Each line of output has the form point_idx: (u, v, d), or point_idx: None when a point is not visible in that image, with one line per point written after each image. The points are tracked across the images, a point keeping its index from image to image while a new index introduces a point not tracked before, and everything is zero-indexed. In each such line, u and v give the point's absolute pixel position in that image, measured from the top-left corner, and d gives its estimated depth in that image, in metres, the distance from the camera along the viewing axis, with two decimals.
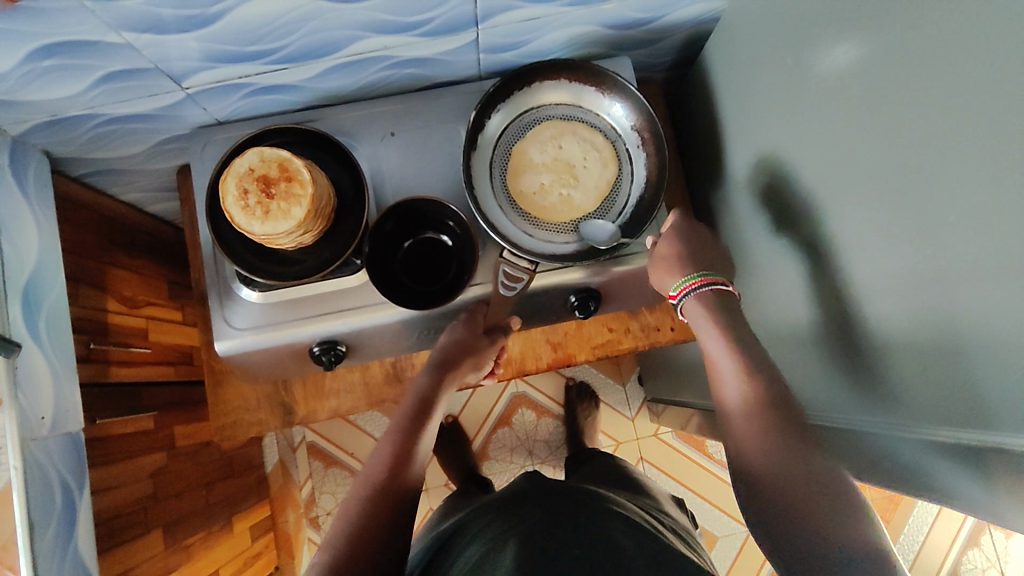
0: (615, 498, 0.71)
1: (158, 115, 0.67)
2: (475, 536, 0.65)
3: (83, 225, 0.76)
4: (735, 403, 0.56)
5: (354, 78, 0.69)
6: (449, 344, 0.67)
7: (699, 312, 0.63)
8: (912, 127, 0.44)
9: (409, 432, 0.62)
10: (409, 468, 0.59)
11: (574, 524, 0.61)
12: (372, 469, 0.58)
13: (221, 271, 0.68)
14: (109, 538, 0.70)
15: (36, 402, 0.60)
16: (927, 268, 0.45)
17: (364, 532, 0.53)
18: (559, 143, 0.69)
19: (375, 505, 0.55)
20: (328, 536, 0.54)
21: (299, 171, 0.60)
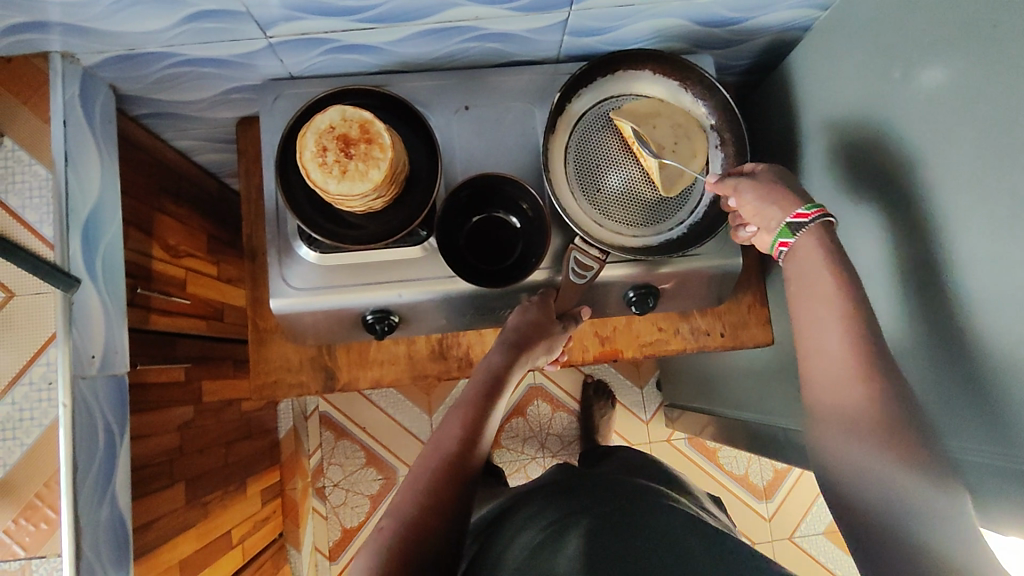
0: (667, 494, 0.68)
1: (233, 62, 0.65)
2: (528, 523, 0.62)
3: (137, 167, 0.74)
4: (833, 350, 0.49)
5: (434, 47, 0.68)
6: (527, 323, 0.65)
7: (814, 250, 0.54)
8: (1013, 157, 0.44)
9: (480, 409, 0.59)
10: (477, 446, 0.57)
11: (637, 517, 0.58)
12: (442, 442, 0.56)
13: (282, 228, 0.67)
14: (139, 487, 0.69)
15: (88, 340, 0.59)
16: (1013, 299, 0.45)
17: (432, 508, 0.51)
18: (653, 123, 0.64)
19: (443, 482, 0.53)
20: (394, 505, 0.52)
21: (380, 134, 0.59)
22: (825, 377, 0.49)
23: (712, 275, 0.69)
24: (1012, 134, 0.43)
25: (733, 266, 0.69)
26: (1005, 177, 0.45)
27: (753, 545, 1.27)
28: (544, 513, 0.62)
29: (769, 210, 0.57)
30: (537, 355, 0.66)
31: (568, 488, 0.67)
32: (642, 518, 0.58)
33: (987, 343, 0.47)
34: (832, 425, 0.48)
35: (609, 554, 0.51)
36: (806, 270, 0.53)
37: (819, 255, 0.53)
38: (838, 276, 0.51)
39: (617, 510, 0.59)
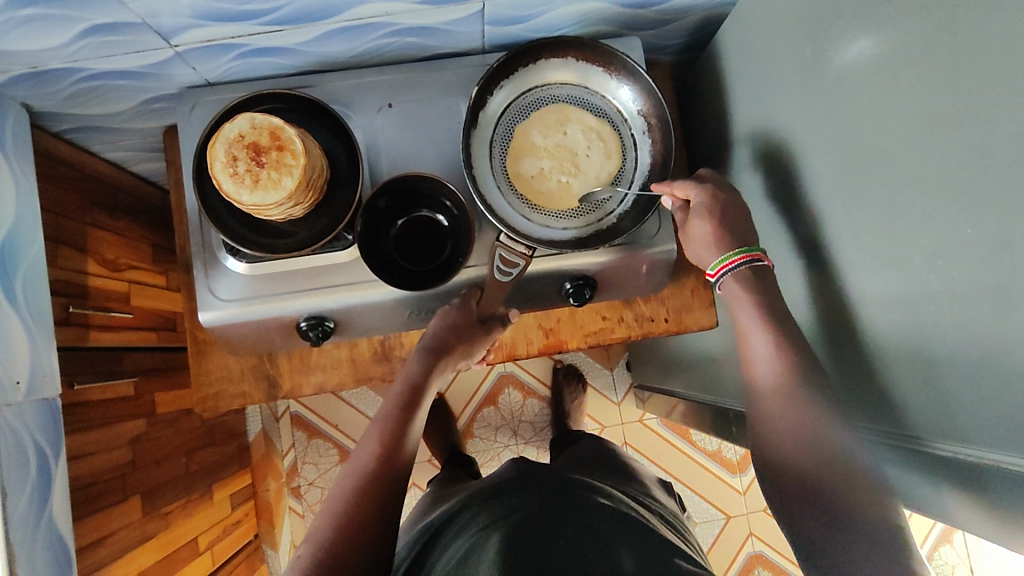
0: (607, 491, 0.67)
1: (145, 72, 0.64)
2: (468, 529, 0.61)
3: (64, 184, 0.73)
4: (762, 376, 0.55)
5: (353, 45, 0.66)
6: (444, 331, 0.67)
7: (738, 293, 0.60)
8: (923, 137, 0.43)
9: (399, 420, 0.63)
10: (397, 456, 0.60)
11: (572, 519, 0.57)
12: (360, 458, 0.59)
13: (207, 239, 0.66)
14: (86, 505, 0.69)
15: (11, 365, 0.58)
16: (927, 279, 0.44)
17: (357, 520, 0.53)
18: (564, 129, 0.66)
19: (366, 494, 0.56)
20: (314, 523, 0.54)
21: (291, 140, 0.58)
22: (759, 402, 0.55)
23: (647, 261, 0.69)
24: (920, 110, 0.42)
25: (670, 252, 0.68)
26: (914, 155, 0.44)
27: (730, 517, 1.28)
28: (476, 519, 0.62)
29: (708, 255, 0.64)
30: (457, 360, 0.69)
31: (511, 487, 0.66)
32: (574, 521, 0.57)
33: (908, 324, 0.47)
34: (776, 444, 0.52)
35: (530, 562, 0.51)
36: (752, 333, 0.57)
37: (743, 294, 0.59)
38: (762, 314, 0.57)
39: (541, 506, 0.60)
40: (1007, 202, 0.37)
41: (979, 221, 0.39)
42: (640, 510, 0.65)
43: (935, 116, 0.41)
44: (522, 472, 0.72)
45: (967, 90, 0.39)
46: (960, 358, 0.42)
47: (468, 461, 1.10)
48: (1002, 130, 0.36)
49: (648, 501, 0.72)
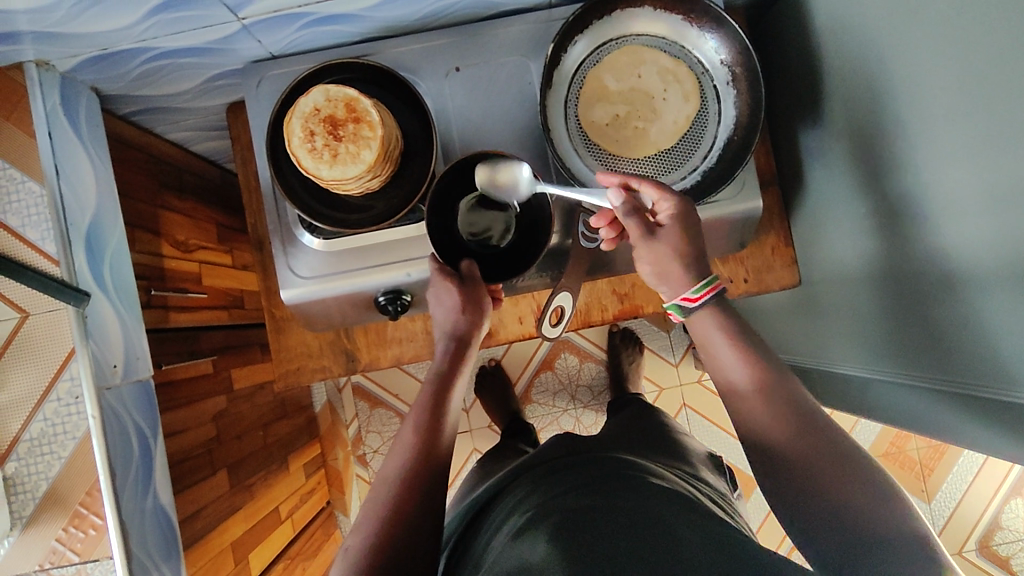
0: (659, 471, 0.61)
1: (211, 48, 0.62)
2: (517, 511, 0.58)
3: (134, 167, 0.73)
4: (738, 376, 0.53)
5: (416, 7, 0.63)
6: (462, 322, 0.63)
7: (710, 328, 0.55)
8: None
9: (430, 409, 0.59)
10: (438, 442, 0.57)
11: (624, 500, 0.53)
12: (399, 450, 0.57)
13: (283, 216, 0.66)
14: (181, 480, 0.71)
15: (106, 350, 0.59)
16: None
17: (403, 512, 0.52)
18: (638, 71, 0.64)
19: (409, 486, 0.54)
20: (359, 521, 0.53)
21: (367, 111, 0.56)
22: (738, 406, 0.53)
23: (730, 221, 0.66)
24: None
25: (755, 209, 0.66)
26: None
27: None
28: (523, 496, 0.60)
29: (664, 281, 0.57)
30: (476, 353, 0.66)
31: (557, 469, 0.62)
32: (624, 502, 0.52)
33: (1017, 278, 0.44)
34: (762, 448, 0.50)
35: (581, 541, 0.48)
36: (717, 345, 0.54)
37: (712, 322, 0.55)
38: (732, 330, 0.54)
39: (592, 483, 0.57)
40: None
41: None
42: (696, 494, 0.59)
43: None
44: (566, 451, 0.67)
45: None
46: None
47: (526, 430, 1.09)
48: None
49: (697, 481, 0.64)
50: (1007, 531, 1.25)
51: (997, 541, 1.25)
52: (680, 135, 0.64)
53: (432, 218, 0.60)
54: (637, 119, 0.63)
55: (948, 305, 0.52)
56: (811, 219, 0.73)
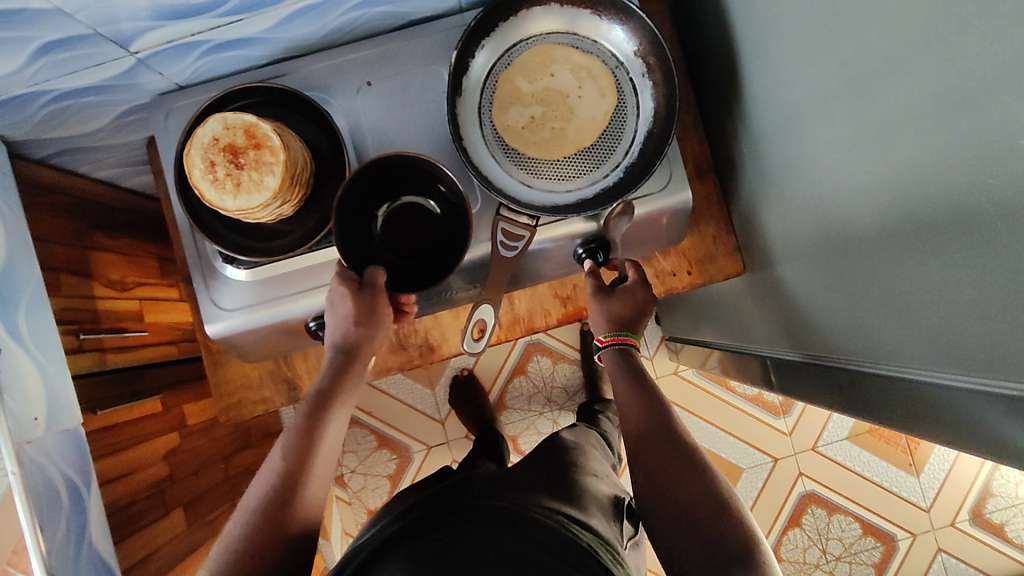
0: (547, 494, 0.53)
1: (111, 84, 0.61)
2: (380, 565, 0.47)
3: (57, 210, 0.72)
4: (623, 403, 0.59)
5: (318, 25, 0.62)
6: (356, 333, 0.60)
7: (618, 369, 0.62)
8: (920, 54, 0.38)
9: (308, 434, 0.58)
10: (307, 468, 0.56)
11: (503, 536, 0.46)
12: (267, 474, 0.55)
13: (202, 249, 0.64)
14: (128, 526, 0.69)
15: (26, 404, 0.58)
16: (934, 212, 0.40)
17: (257, 544, 0.51)
18: (550, 71, 0.62)
19: (269, 518, 0.52)
20: (217, 546, 0.52)
21: (267, 136, 0.55)
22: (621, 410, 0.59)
23: (659, 215, 0.65)
24: None
25: (684, 202, 0.64)
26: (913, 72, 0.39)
27: (776, 460, 1.26)
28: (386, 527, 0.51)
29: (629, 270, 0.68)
30: (368, 363, 0.63)
31: (431, 504, 0.51)
32: (501, 547, 0.46)
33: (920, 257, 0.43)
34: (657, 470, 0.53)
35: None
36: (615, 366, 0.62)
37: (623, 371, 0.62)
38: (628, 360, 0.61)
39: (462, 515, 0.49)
40: (1006, 125, 0.32)
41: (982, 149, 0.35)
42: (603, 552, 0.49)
43: (927, 29, 0.36)
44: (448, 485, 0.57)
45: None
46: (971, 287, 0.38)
47: (497, 440, 1.08)
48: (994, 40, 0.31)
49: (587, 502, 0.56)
50: (999, 498, 1.23)
51: (988, 510, 1.23)
52: (599, 131, 0.62)
53: (342, 254, 0.57)
54: (553, 119, 0.62)
55: (865, 283, 0.51)
56: (747, 205, 0.72)
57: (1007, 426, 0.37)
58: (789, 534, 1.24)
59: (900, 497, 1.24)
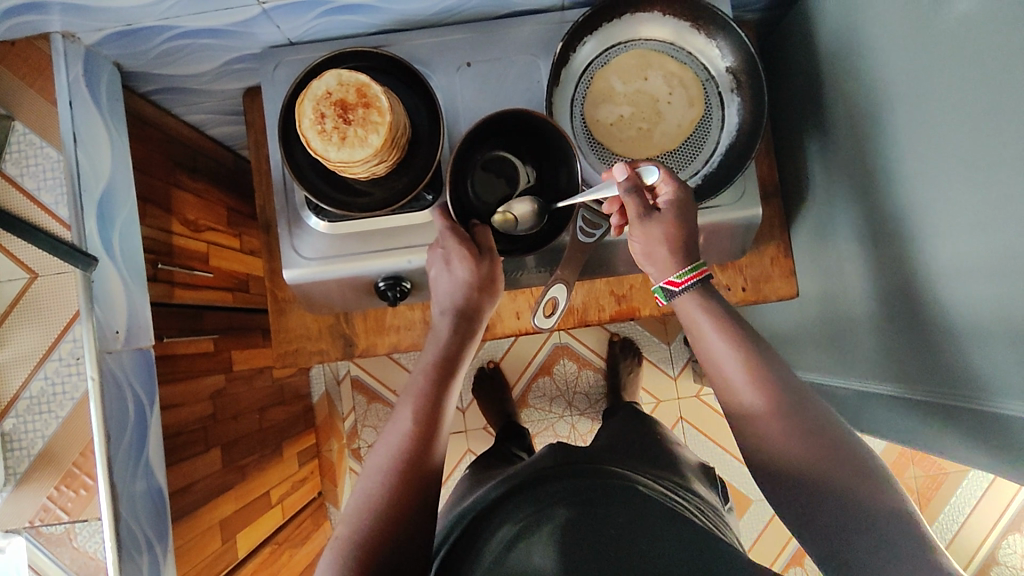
0: (643, 480, 0.61)
1: (230, 31, 0.64)
2: (505, 515, 0.56)
3: (151, 144, 0.75)
4: (740, 389, 0.50)
5: (433, 2, 0.65)
6: (473, 298, 0.63)
7: (698, 314, 0.54)
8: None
9: (434, 393, 0.58)
10: (434, 429, 0.57)
11: (619, 517, 0.52)
12: (395, 434, 0.56)
13: (290, 198, 0.67)
14: (174, 454, 0.72)
15: (110, 316, 0.61)
16: None
17: (394, 506, 0.52)
18: (645, 75, 0.65)
19: (402, 482, 0.53)
20: (351, 506, 0.53)
21: (377, 97, 0.58)
22: (747, 427, 0.50)
23: (727, 227, 0.67)
24: None
25: (754, 217, 0.66)
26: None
27: None
28: (515, 509, 0.56)
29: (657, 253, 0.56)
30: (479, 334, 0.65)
31: (547, 475, 0.60)
32: (619, 520, 0.52)
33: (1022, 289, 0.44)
34: (775, 472, 0.48)
35: (583, 544, 0.50)
36: (710, 337, 0.53)
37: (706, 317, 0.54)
38: (724, 329, 0.52)
39: (594, 508, 0.53)
40: None
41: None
42: (681, 504, 0.58)
43: None
44: (556, 459, 0.63)
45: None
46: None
47: (520, 434, 1.10)
48: None
49: (685, 493, 0.63)
50: (1003, 567, 1.24)
51: None
52: (684, 139, 0.65)
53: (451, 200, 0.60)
54: (642, 120, 0.64)
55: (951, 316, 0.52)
56: (812, 230, 0.74)
57: None
58: (790, 571, 1.25)
59: None
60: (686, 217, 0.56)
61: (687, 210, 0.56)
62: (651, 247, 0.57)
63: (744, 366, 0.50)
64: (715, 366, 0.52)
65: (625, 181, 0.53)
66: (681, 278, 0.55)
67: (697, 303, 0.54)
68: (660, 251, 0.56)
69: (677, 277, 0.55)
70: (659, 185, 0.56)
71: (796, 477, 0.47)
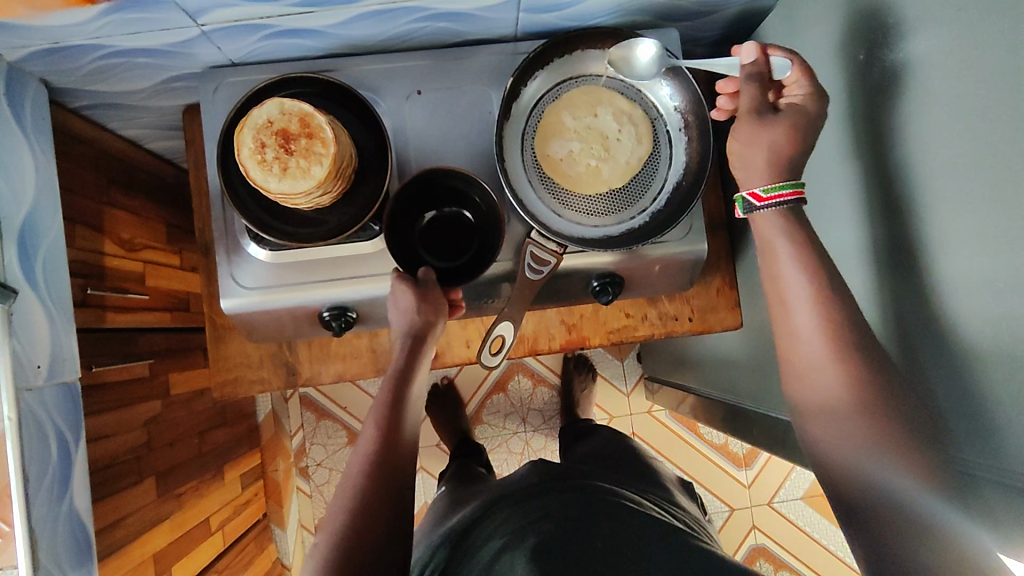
0: (635, 498, 0.61)
1: (168, 51, 0.61)
2: (495, 529, 0.56)
3: (82, 162, 0.71)
4: (812, 360, 0.49)
5: (382, 29, 0.64)
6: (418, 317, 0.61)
7: (779, 243, 0.52)
8: (975, 162, 0.41)
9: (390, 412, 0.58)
10: (389, 447, 0.57)
11: (608, 527, 0.52)
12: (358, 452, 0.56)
13: (230, 224, 0.65)
14: (103, 488, 0.68)
15: (31, 351, 0.58)
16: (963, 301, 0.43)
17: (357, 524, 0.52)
18: (595, 111, 0.65)
19: (362, 503, 0.53)
20: (320, 525, 0.53)
21: (321, 127, 0.56)
22: (812, 403, 0.49)
23: (671, 259, 0.68)
24: (988, 125, 0.40)
25: (698, 253, 0.68)
26: (964, 176, 0.42)
27: (733, 510, 1.30)
28: (504, 523, 0.56)
29: (748, 153, 0.55)
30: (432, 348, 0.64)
31: (535, 491, 0.60)
32: (609, 530, 0.52)
33: (950, 342, 0.45)
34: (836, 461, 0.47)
35: (566, 553, 0.49)
36: (797, 307, 0.50)
37: (781, 231, 0.52)
38: (814, 288, 0.50)
39: (577, 519, 0.53)
40: None
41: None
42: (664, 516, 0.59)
43: (996, 141, 0.39)
44: (539, 477, 0.64)
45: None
46: (992, 372, 0.42)
47: (477, 450, 1.08)
48: None
49: (674, 509, 0.64)
50: None
51: None
52: (631, 176, 0.65)
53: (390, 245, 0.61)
54: (591, 156, 0.65)
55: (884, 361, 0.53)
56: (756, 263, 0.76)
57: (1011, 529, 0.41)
58: None
59: (842, 558, 1.28)
60: (800, 131, 0.53)
61: (806, 124, 0.53)
62: (744, 151, 0.55)
63: (831, 350, 0.48)
64: (793, 336, 0.51)
65: (751, 64, 0.53)
66: (767, 193, 0.53)
67: (798, 273, 0.51)
68: (754, 152, 0.54)
69: (763, 189, 0.53)
70: (793, 82, 0.53)
71: (856, 460, 0.46)
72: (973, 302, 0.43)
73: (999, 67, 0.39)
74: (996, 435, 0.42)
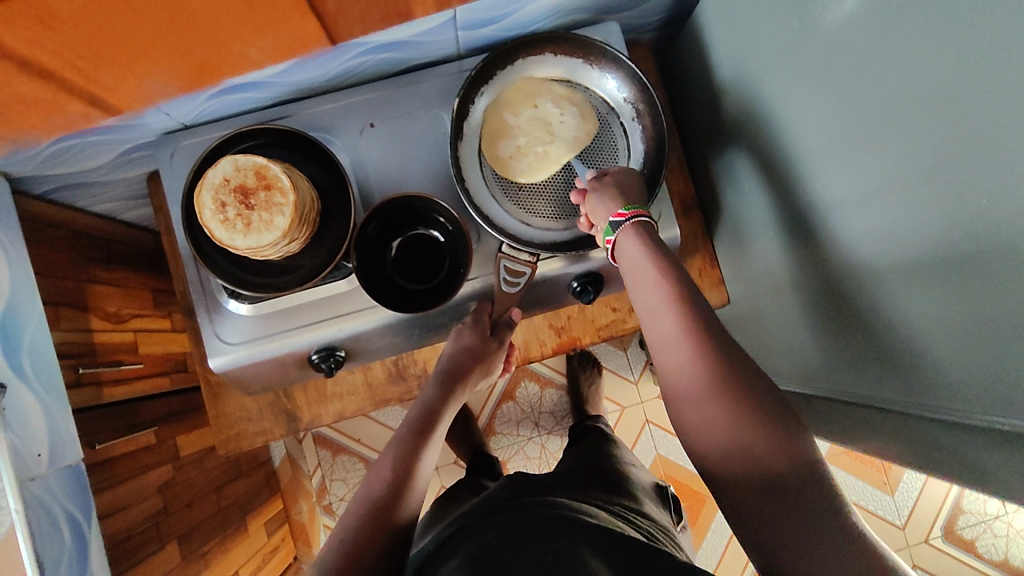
0: (584, 505, 0.61)
1: (120, 125, 0.62)
2: (457, 548, 0.56)
3: (56, 246, 0.72)
4: (674, 352, 0.50)
5: (325, 69, 0.64)
6: (468, 360, 0.69)
7: (631, 247, 0.55)
8: (920, 120, 0.41)
9: (415, 445, 0.63)
10: (411, 471, 0.60)
11: (558, 537, 0.52)
12: (379, 472, 0.59)
13: (207, 285, 0.65)
14: (124, 561, 0.69)
15: (29, 441, 0.59)
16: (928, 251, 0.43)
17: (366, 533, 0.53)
18: (534, 101, 0.64)
19: (371, 519, 0.55)
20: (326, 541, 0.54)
21: (277, 177, 0.57)
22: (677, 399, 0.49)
23: None
24: (922, 76, 0.40)
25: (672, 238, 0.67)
26: (911, 136, 0.42)
27: None
28: (467, 542, 0.56)
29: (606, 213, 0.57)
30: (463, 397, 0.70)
31: (496, 510, 0.61)
32: (559, 540, 0.52)
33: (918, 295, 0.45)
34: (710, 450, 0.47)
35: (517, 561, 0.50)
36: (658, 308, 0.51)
37: (634, 242, 0.55)
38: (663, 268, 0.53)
39: (534, 531, 0.54)
40: (1005, 181, 0.35)
41: (979, 217, 0.38)
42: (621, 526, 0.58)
43: (933, 92, 0.39)
44: (506, 495, 0.65)
45: (967, 74, 0.36)
46: (961, 320, 0.42)
47: (490, 463, 1.09)
48: (993, 103, 0.35)
49: (635, 517, 0.64)
50: (969, 515, 1.25)
51: (960, 526, 1.25)
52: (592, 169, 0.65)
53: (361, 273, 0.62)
54: (539, 145, 0.63)
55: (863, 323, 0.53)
56: (732, 238, 0.76)
57: (1004, 471, 0.41)
58: None
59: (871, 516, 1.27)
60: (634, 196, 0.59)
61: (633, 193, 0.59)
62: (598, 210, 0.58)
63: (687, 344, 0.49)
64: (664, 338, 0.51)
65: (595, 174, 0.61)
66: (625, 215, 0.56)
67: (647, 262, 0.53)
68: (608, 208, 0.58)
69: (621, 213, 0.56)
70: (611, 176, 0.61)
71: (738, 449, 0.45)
72: (934, 255, 0.43)
73: (924, 18, 0.38)
74: (976, 381, 0.42)
